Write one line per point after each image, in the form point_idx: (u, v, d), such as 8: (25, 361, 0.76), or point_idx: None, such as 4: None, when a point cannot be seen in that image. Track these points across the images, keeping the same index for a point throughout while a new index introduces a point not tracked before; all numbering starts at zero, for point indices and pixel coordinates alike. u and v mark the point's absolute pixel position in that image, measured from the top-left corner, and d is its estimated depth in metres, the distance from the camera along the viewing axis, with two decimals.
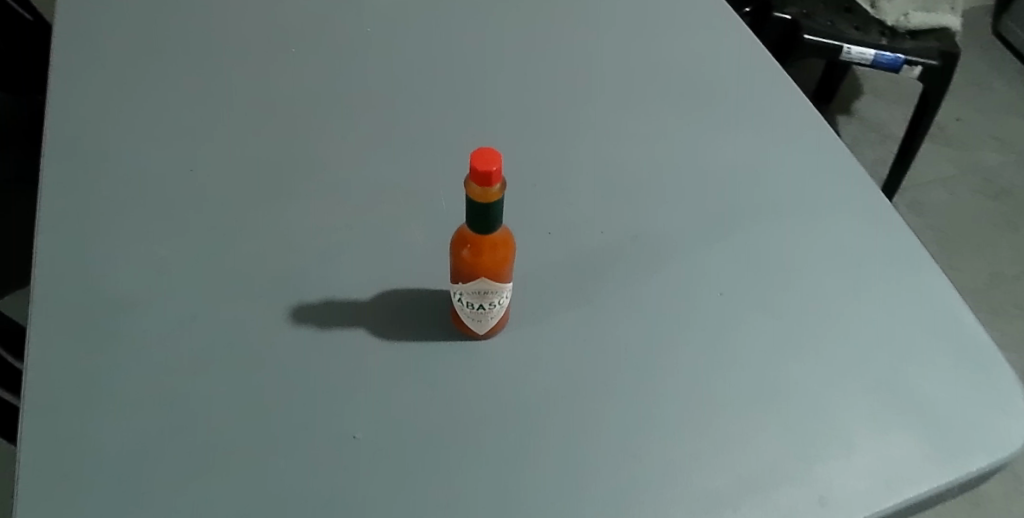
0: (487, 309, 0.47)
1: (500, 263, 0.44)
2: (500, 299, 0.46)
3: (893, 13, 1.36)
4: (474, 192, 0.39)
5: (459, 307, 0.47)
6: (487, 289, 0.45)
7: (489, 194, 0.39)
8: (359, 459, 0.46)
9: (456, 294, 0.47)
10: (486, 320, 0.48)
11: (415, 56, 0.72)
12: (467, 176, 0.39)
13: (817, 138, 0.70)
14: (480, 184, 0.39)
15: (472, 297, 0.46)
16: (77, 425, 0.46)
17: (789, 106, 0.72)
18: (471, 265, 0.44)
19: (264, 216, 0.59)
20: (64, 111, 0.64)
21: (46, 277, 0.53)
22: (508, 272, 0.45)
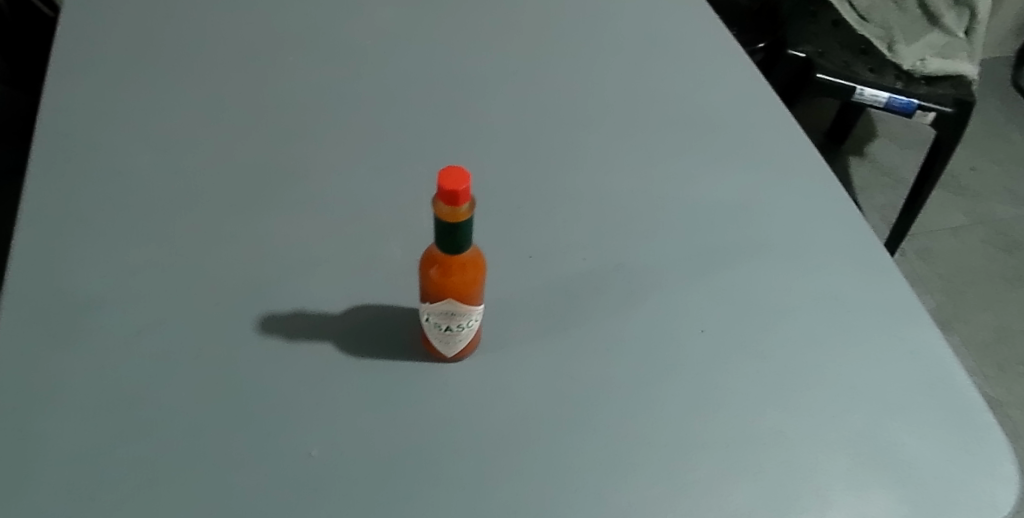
0: (455, 332, 0.45)
1: (470, 285, 0.43)
2: (470, 322, 0.45)
3: (909, 58, 1.34)
4: (441, 211, 0.38)
5: (427, 328, 0.46)
6: (455, 311, 0.44)
7: (456, 213, 0.38)
8: (312, 478, 0.45)
9: (424, 314, 0.45)
10: (454, 343, 0.47)
11: (413, 72, 0.72)
12: (435, 195, 0.38)
13: (814, 178, 0.68)
14: (448, 204, 0.38)
15: (440, 319, 0.44)
16: (31, 424, 0.46)
17: (788, 144, 0.71)
18: (439, 286, 0.43)
19: (244, 221, 0.58)
20: (57, 105, 0.64)
21: (20, 270, 0.53)
22: (478, 295, 0.44)
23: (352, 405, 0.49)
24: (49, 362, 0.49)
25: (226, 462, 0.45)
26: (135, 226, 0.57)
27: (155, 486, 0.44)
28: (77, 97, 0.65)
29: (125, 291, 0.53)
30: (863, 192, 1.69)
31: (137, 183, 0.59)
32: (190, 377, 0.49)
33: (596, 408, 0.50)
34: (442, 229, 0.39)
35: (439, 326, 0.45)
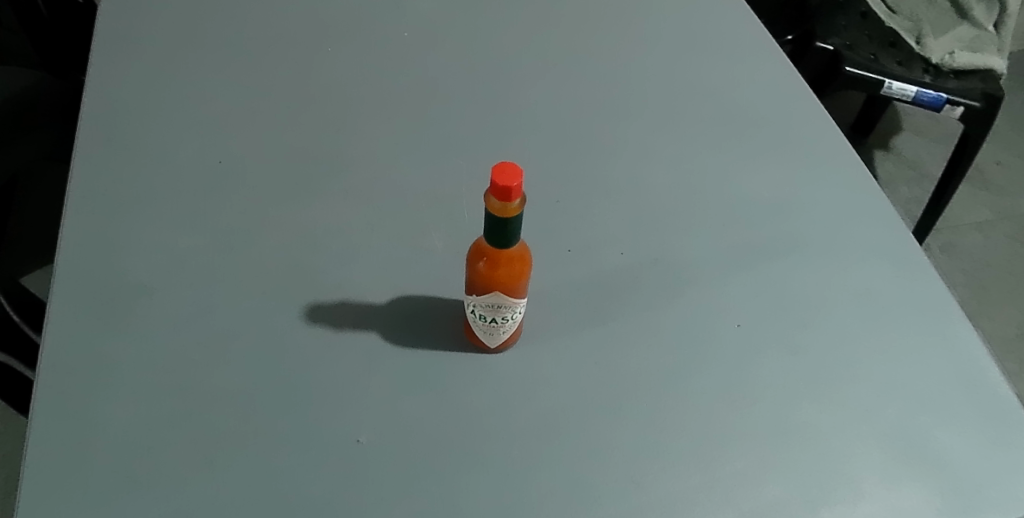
0: (499, 324, 0.46)
1: (516, 277, 0.44)
2: (514, 314, 0.46)
3: (938, 51, 1.34)
4: (493, 206, 0.39)
5: (472, 319, 0.47)
6: (500, 303, 0.45)
7: (508, 209, 0.39)
8: (360, 464, 0.46)
9: (469, 305, 0.46)
10: (497, 334, 0.47)
11: (449, 64, 0.73)
12: (489, 189, 0.38)
13: (850, 174, 0.68)
14: (500, 199, 0.38)
15: (485, 310, 0.45)
16: (87, 408, 0.47)
17: (822, 140, 0.71)
18: (486, 278, 0.44)
19: (287, 212, 0.59)
20: (103, 94, 0.65)
21: (71, 255, 0.54)
22: (523, 288, 0.45)
23: (397, 393, 0.50)
24: (103, 345, 0.50)
25: (276, 446, 0.47)
26: (182, 214, 0.58)
27: (208, 468, 0.45)
28: (122, 86, 0.66)
29: (174, 277, 0.54)
30: (888, 185, 1.68)
31: (183, 171, 0.60)
32: (240, 363, 0.50)
33: (636, 400, 0.51)
34: (493, 223, 0.40)
35: (484, 317, 0.46)
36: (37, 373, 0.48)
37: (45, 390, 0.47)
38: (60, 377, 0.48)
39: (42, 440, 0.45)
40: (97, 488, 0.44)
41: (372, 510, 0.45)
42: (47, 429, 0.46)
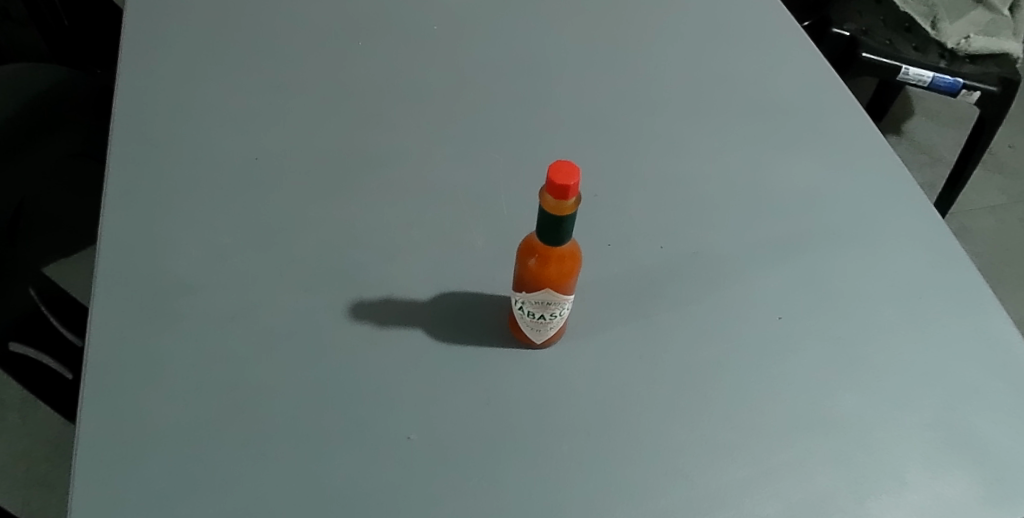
0: (547, 320, 0.48)
1: (565, 274, 0.45)
2: (561, 310, 0.48)
3: (953, 36, 1.32)
4: (548, 204, 0.40)
5: (519, 315, 0.49)
6: (549, 300, 0.46)
7: (563, 207, 0.39)
8: (411, 461, 0.47)
9: (516, 300, 0.48)
10: (544, 329, 0.49)
11: (480, 59, 0.72)
12: (544, 190, 0.39)
13: (883, 163, 0.68)
14: (556, 197, 0.39)
15: (534, 307, 0.47)
16: (136, 409, 0.47)
17: (855, 130, 0.71)
18: (536, 275, 0.45)
19: (326, 209, 0.59)
20: (135, 92, 0.65)
21: (112, 255, 0.54)
22: (572, 284, 0.47)
23: (444, 388, 0.50)
24: (150, 343, 0.50)
25: (329, 442, 0.47)
26: (222, 211, 0.58)
27: (262, 464, 0.46)
28: (155, 83, 0.66)
29: (218, 275, 0.54)
30: None
31: (220, 168, 0.61)
32: (288, 359, 0.50)
33: (681, 391, 0.51)
34: (545, 224, 0.41)
35: (531, 313, 0.48)
36: (84, 373, 0.48)
37: (93, 392, 0.48)
38: (110, 374, 0.48)
39: (93, 441, 0.46)
40: (154, 485, 0.44)
41: (426, 507, 0.45)
42: (100, 427, 0.46)
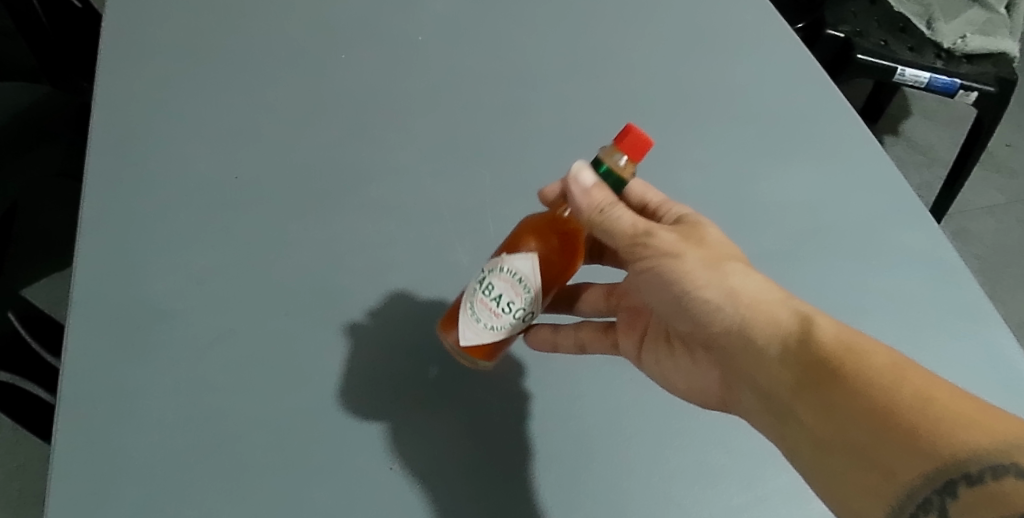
0: (497, 311, 0.46)
1: (552, 265, 0.46)
2: (521, 310, 0.46)
3: (949, 36, 1.30)
4: (606, 154, 0.45)
5: (471, 296, 0.47)
6: (524, 284, 0.45)
7: (620, 162, 0.45)
8: (393, 489, 0.47)
9: (485, 277, 0.46)
10: (491, 326, 0.46)
11: (463, 69, 0.71)
12: (613, 142, 0.45)
13: (871, 170, 0.67)
14: (619, 148, 0.44)
15: (506, 286, 0.45)
16: (107, 439, 0.46)
17: (843, 136, 0.70)
18: (528, 241, 0.46)
19: (305, 226, 0.58)
20: (110, 108, 0.64)
21: (85, 277, 0.53)
22: (548, 287, 0.46)
23: (422, 407, 0.50)
24: (122, 366, 0.49)
25: (309, 468, 0.46)
26: (200, 228, 0.57)
27: (244, 495, 0.45)
28: (130, 97, 0.65)
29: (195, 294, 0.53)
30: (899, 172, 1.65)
31: (198, 184, 0.59)
32: (267, 383, 0.49)
33: (668, 416, 0.51)
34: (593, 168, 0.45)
35: (498, 294, 0.46)
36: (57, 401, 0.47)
37: (62, 421, 0.46)
38: (79, 399, 0.47)
39: (63, 472, 0.44)
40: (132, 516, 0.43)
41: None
42: (69, 455, 0.45)
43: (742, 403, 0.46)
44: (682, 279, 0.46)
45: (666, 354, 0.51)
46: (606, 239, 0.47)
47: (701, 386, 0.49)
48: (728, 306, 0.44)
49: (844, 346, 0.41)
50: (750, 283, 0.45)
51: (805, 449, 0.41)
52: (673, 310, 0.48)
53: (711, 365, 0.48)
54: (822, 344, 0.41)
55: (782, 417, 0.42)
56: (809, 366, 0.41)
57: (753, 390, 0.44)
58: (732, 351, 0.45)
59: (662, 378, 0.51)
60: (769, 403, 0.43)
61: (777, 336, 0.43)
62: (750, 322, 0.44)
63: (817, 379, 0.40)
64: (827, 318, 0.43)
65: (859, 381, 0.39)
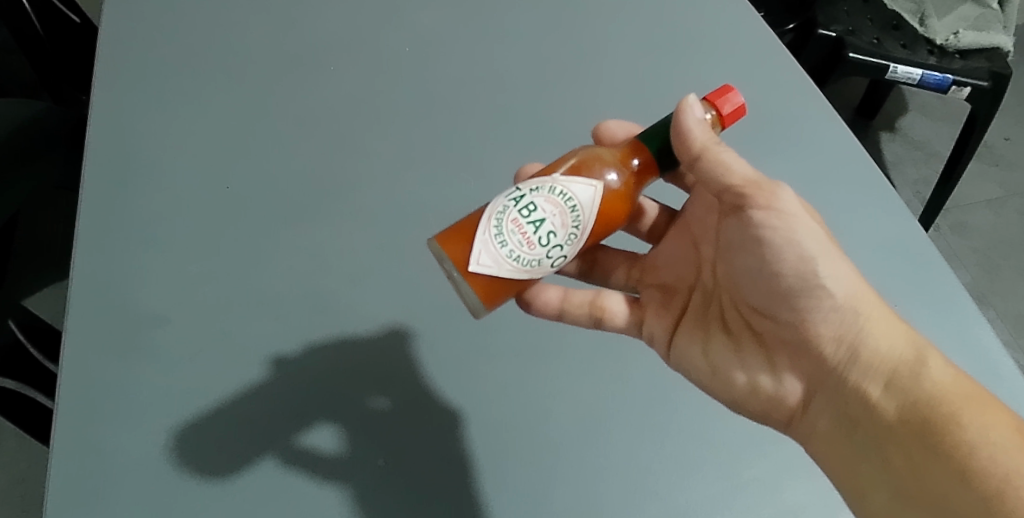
0: (536, 238, 0.45)
1: (606, 207, 0.48)
2: (556, 248, 0.46)
3: (942, 32, 1.30)
4: (710, 104, 0.52)
5: (510, 213, 0.46)
6: (571, 216, 0.46)
7: (722, 115, 0.52)
8: (374, 479, 0.53)
9: (527, 196, 0.46)
10: (519, 253, 0.45)
11: (445, 78, 0.75)
12: (706, 99, 0.52)
13: (831, 174, 0.71)
14: (723, 102, 0.52)
15: (553, 211, 0.46)
16: (116, 431, 0.53)
17: (804, 141, 0.74)
18: (592, 170, 0.48)
19: (294, 235, 0.63)
20: (106, 126, 0.69)
21: (92, 287, 0.59)
22: (588, 232, 0.47)
23: (398, 405, 0.57)
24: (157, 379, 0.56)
25: (295, 457, 0.54)
26: (204, 244, 0.62)
27: (273, 492, 0.52)
28: (133, 122, 0.69)
29: (211, 312, 0.59)
30: (895, 168, 1.66)
31: (203, 205, 0.64)
32: (259, 381, 0.56)
33: (646, 411, 0.57)
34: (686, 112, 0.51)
35: (541, 218, 0.45)
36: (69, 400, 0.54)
37: (75, 416, 0.54)
38: (121, 409, 0.54)
39: (70, 461, 0.52)
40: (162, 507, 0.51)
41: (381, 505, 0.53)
42: (115, 461, 0.52)
43: (821, 405, 0.53)
44: (807, 273, 0.51)
45: (725, 342, 0.58)
46: (713, 177, 0.52)
47: (770, 390, 0.55)
48: (849, 316, 0.51)
49: (965, 383, 0.49)
50: (868, 294, 0.52)
51: (896, 458, 0.48)
52: (772, 296, 0.54)
53: (797, 366, 0.55)
54: (941, 378, 0.49)
55: (874, 421, 0.50)
56: (930, 397, 0.49)
57: (847, 392, 0.52)
58: (842, 354, 0.52)
59: (723, 368, 0.57)
60: (867, 409, 0.51)
61: (895, 353, 0.51)
62: (872, 339, 0.51)
63: (927, 407, 0.48)
64: (938, 353, 0.51)
65: (972, 421, 0.47)
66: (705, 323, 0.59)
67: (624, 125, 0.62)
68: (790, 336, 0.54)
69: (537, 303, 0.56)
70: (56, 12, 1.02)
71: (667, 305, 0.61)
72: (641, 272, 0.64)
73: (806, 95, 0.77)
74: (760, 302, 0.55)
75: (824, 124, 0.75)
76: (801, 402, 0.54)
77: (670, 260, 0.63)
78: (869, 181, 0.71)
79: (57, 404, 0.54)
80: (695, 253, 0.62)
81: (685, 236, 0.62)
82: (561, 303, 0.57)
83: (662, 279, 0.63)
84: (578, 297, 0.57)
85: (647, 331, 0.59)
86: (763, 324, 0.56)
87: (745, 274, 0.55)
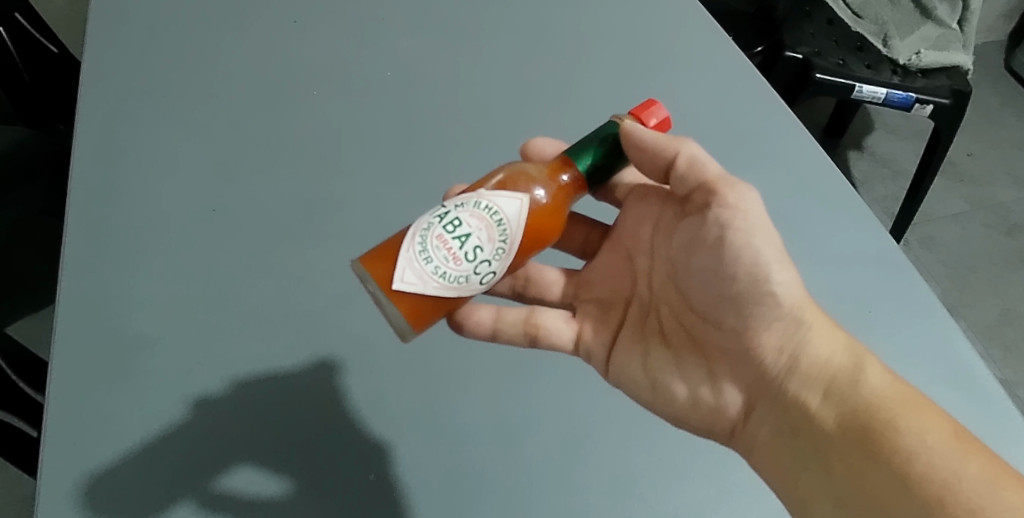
0: (460, 253, 0.45)
1: (533, 222, 0.48)
2: (484, 263, 0.46)
3: (905, 52, 1.34)
4: (632, 120, 0.54)
5: (434, 228, 0.46)
6: (498, 230, 0.46)
7: (646, 130, 0.54)
8: (369, 498, 0.55)
9: (452, 212, 0.46)
10: (445, 269, 0.45)
11: (426, 102, 0.77)
12: (628, 116, 0.54)
13: (800, 189, 0.74)
14: (646, 118, 0.54)
15: (478, 226, 0.46)
16: (106, 455, 0.54)
17: (774, 157, 0.77)
18: (517, 186, 0.48)
19: (281, 258, 0.65)
20: (90, 153, 0.70)
21: (81, 312, 0.60)
22: (516, 247, 0.47)
23: (389, 421, 0.58)
24: (155, 400, 0.57)
25: (290, 474, 0.56)
26: (190, 268, 0.63)
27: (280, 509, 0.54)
28: (118, 150, 0.70)
29: (203, 333, 0.60)
30: (864, 185, 1.71)
31: (191, 230, 0.66)
32: (252, 403, 0.58)
33: (635, 423, 0.60)
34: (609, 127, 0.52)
35: (467, 233, 0.45)
36: (62, 423, 0.55)
37: (66, 439, 0.54)
38: (114, 434, 0.55)
39: (59, 485, 0.53)
40: None
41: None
42: (109, 485, 0.53)
43: (761, 415, 0.55)
44: (760, 276, 0.52)
45: (666, 354, 0.59)
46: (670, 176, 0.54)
47: (712, 402, 0.57)
48: (793, 324, 0.53)
49: (902, 389, 0.52)
50: (810, 302, 0.54)
51: (835, 465, 0.51)
52: (720, 304, 0.55)
53: (737, 378, 0.56)
54: (878, 386, 0.52)
55: (815, 429, 0.52)
56: (868, 404, 0.51)
57: (788, 402, 0.54)
58: (783, 363, 0.54)
59: (662, 380, 0.58)
60: (806, 418, 0.53)
61: (835, 361, 0.53)
62: (811, 349, 0.53)
63: (866, 414, 0.51)
64: (877, 361, 0.54)
65: (909, 428, 0.49)
66: (644, 336, 0.60)
67: (552, 142, 0.61)
68: (734, 346, 0.56)
69: (469, 324, 0.58)
70: (34, 43, 1.02)
71: (604, 320, 0.62)
72: (576, 288, 0.65)
73: (774, 114, 0.80)
74: (706, 312, 0.56)
75: (790, 142, 0.78)
76: (742, 412, 0.56)
77: (603, 273, 0.64)
78: (832, 192, 0.75)
79: (49, 430, 0.55)
80: (631, 265, 0.63)
81: (618, 249, 0.64)
82: (493, 323, 0.58)
83: (598, 294, 0.64)
84: (511, 315, 0.59)
85: (584, 349, 0.61)
86: (707, 335, 0.57)
87: (696, 283, 0.56)
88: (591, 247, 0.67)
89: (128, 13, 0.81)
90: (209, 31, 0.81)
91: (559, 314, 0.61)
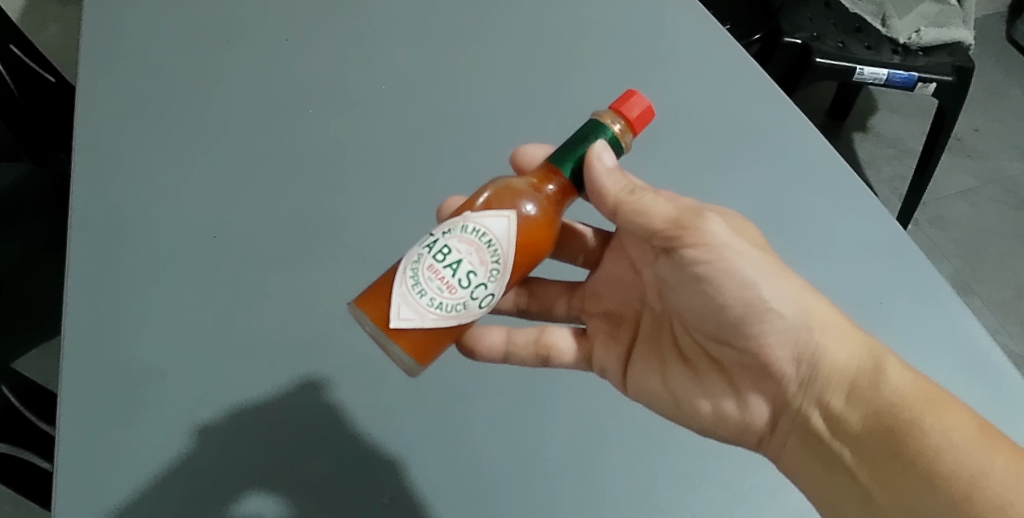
0: (453, 281, 0.44)
1: (524, 237, 0.46)
2: (480, 287, 0.44)
3: (905, 30, 1.32)
4: (612, 113, 0.48)
5: (425, 258, 0.44)
6: (489, 252, 0.44)
7: (630, 125, 0.48)
8: None
9: (439, 239, 0.45)
10: (440, 299, 0.44)
11: (423, 114, 0.76)
12: (610, 108, 0.48)
13: (805, 183, 0.73)
14: (628, 110, 0.48)
15: (468, 250, 0.44)
16: (120, 489, 0.54)
17: (774, 153, 0.76)
18: (503, 203, 0.46)
19: (284, 281, 0.65)
20: (90, 185, 0.70)
21: (87, 346, 0.60)
22: (511, 266, 0.45)
23: (402, 441, 0.58)
24: (167, 432, 0.57)
25: (306, 498, 0.56)
26: (194, 296, 0.63)
27: None
28: (118, 180, 0.70)
29: (213, 364, 0.60)
30: (870, 167, 1.69)
31: (195, 257, 0.65)
32: (263, 430, 0.58)
33: (647, 431, 0.59)
34: (593, 127, 0.47)
35: (457, 259, 0.44)
36: (73, 458, 0.55)
37: (78, 475, 0.54)
38: (124, 468, 0.55)
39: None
40: None
41: None
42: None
43: (788, 425, 0.55)
44: (752, 300, 0.52)
45: (684, 371, 0.60)
46: (636, 226, 0.53)
47: (737, 416, 0.57)
48: (803, 332, 0.53)
49: (924, 386, 0.50)
50: (819, 307, 0.53)
51: (860, 471, 0.51)
52: (722, 327, 0.55)
53: (761, 390, 0.56)
54: (900, 384, 0.51)
55: (840, 433, 0.52)
56: (892, 406, 0.50)
57: (811, 410, 0.54)
58: (803, 372, 0.53)
59: (684, 396, 0.59)
60: (831, 423, 0.53)
61: (854, 363, 0.52)
62: (828, 355, 0.52)
63: (890, 416, 0.50)
64: (897, 358, 0.52)
65: (935, 426, 0.48)
66: (660, 353, 0.61)
67: (542, 147, 0.61)
68: (749, 362, 0.56)
69: (481, 349, 0.59)
70: (30, 74, 1.02)
71: (615, 335, 0.64)
72: (582, 301, 0.66)
73: (773, 107, 0.79)
74: (713, 332, 0.56)
75: (792, 134, 0.77)
76: (768, 423, 0.56)
77: (607, 285, 0.65)
78: (835, 184, 0.74)
79: (60, 465, 0.55)
80: (637, 277, 0.64)
81: (623, 259, 0.64)
82: (505, 346, 0.60)
83: (606, 307, 0.65)
84: (522, 337, 0.60)
85: (598, 365, 0.62)
86: (720, 352, 0.57)
87: (690, 308, 0.56)
88: (593, 257, 0.66)
89: (123, 41, 0.81)
90: (204, 55, 0.80)
91: (567, 331, 0.63)
